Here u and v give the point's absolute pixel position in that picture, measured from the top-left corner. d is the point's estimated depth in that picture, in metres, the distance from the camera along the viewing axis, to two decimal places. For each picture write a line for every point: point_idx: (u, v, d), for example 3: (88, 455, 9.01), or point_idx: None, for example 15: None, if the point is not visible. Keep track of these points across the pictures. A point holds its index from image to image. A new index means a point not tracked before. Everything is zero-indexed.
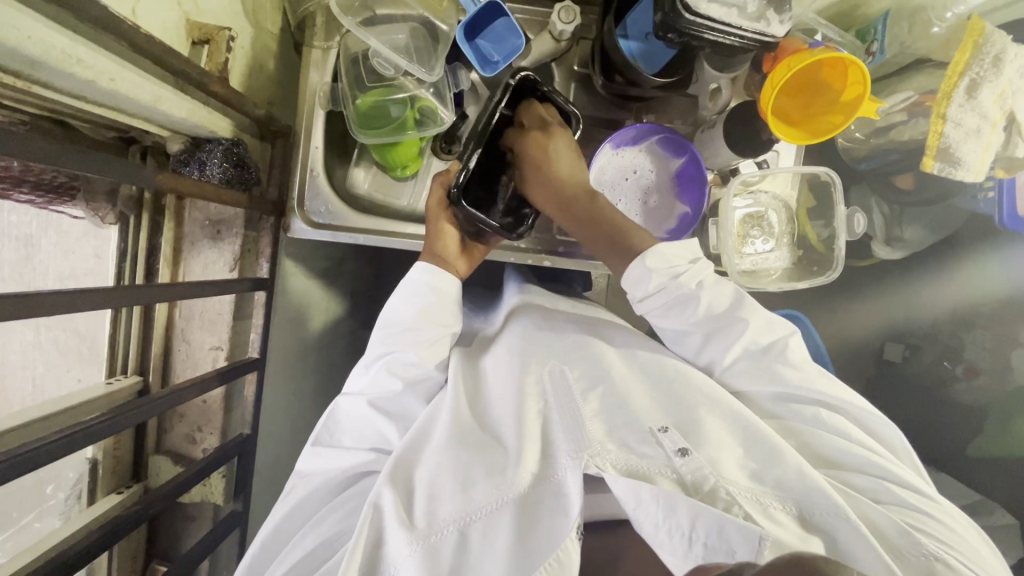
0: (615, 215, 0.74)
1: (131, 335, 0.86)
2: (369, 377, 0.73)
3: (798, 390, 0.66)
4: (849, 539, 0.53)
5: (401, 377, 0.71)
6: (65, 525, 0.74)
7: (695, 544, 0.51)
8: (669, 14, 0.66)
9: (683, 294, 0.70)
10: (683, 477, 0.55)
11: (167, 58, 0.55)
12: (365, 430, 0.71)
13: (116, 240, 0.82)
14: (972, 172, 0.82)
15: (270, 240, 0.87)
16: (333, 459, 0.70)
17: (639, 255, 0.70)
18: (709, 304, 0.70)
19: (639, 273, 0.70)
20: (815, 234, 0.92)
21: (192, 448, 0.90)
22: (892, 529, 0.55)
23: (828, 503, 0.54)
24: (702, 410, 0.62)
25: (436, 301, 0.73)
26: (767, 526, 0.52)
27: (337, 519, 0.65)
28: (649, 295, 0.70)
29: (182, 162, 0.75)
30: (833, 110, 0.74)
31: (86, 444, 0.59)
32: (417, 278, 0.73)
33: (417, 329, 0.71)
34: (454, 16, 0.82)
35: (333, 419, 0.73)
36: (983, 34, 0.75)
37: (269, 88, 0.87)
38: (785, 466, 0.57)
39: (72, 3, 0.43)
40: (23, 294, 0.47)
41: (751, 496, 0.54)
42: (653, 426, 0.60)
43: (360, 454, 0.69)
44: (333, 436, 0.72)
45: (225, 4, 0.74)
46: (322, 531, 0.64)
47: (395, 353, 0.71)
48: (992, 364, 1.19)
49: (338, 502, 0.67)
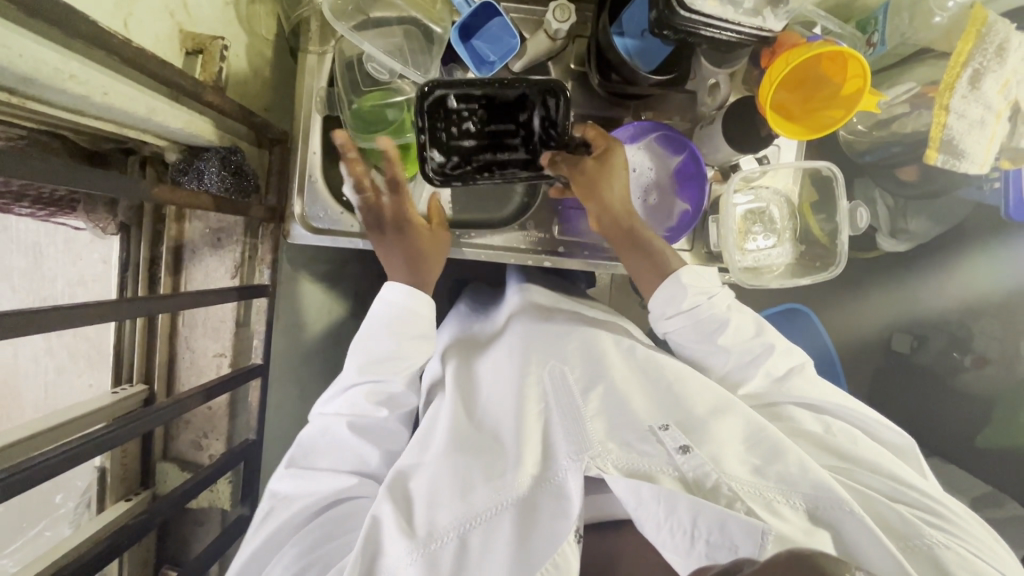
0: (651, 239, 0.76)
1: (135, 343, 0.87)
2: (345, 400, 0.71)
3: (821, 403, 0.70)
4: (854, 531, 0.53)
5: (383, 404, 0.71)
6: (77, 533, 0.75)
7: (697, 541, 0.50)
8: (663, 11, 0.65)
9: (714, 318, 0.73)
10: (685, 474, 0.55)
11: (161, 70, 0.54)
12: (342, 454, 0.69)
13: (118, 250, 0.83)
14: (976, 164, 0.80)
15: (269, 247, 0.87)
16: (311, 483, 0.67)
17: (673, 274, 0.73)
18: (737, 328, 0.73)
19: (672, 290, 0.73)
20: (817, 227, 0.91)
21: (199, 454, 0.92)
22: (895, 518, 0.56)
23: (832, 495, 0.54)
24: (707, 415, 0.62)
25: (418, 327, 0.74)
26: (771, 521, 0.51)
27: (318, 538, 0.63)
28: (677, 313, 0.73)
29: (179, 172, 0.76)
30: (836, 105, 0.72)
31: (94, 454, 0.60)
32: (396, 299, 0.73)
33: (399, 356, 0.72)
34: (448, 17, 0.81)
35: (305, 442, 0.70)
36: (986, 23, 0.73)
37: (266, 94, 0.88)
38: (787, 462, 0.57)
39: (64, 21, 0.43)
40: (32, 312, 0.47)
41: (754, 490, 0.54)
42: (653, 425, 0.61)
43: (340, 477, 0.67)
44: (307, 458, 0.69)
45: (219, 13, 0.74)
46: (304, 552, 0.61)
47: (382, 381, 0.71)
48: (1002, 351, 1.17)
49: (320, 521, 0.64)
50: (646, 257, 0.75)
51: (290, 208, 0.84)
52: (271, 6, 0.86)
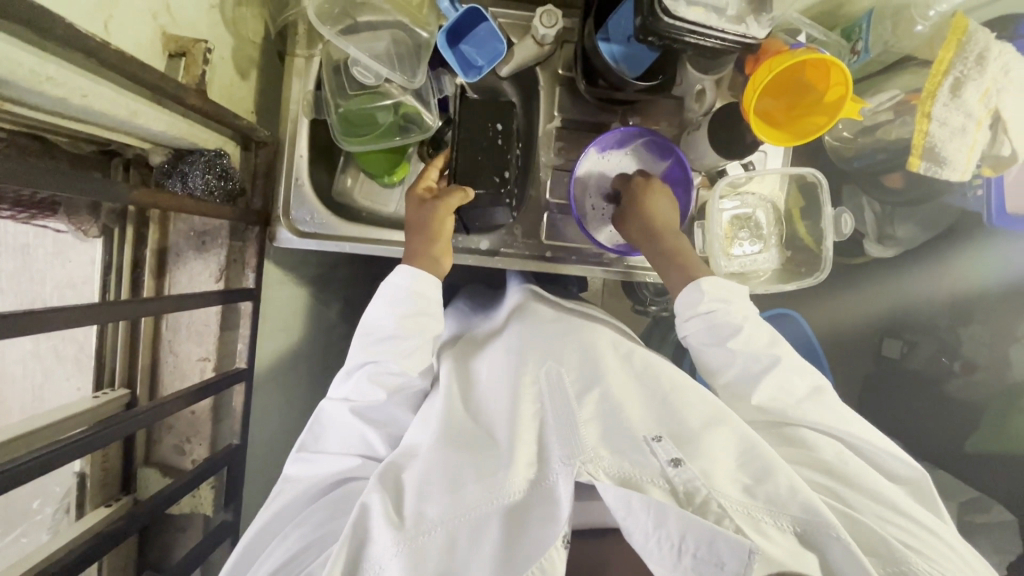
0: (682, 249, 0.77)
1: (117, 347, 0.86)
2: (351, 383, 0.72)
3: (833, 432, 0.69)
4: (840, 560, 0.54)
5: (384, 387, 0.70)
6: (53, 540, 0.74)
7: (684, 555, 0.51)
8: (649, 17, 0.65)
9: (727, 321, 0.73)
10: (676, 488, 0.55)
11: (140, 73, 0.54)
12: (347, 436, 0.70)
13: (100, 252, 0.82)
14: (957, 172, 0.81)
15: (255, 250, 0.85)
16: (319, 464, 0.70)
17: (693, 281, 0.74)
18: (749, 337, 0.72)
19: (692, 295, 0.73)
20: (804, 232, 0.91)
21: (181, 458, 0.90)
22: (884, 546, 0.57)
23: (825, 520, 0.54)
24: (702, 427, 0.62)
25: (418, 308, 0.71)
26: (757, 540, 0.52)
27: (319, 522, 0.64)
28: (694, 317, 0.74)
29: (165, 174, 0.75)
30: (820, 111, 0.72)
31: (68, 460, 0.59)
32: (399, 282, 0.72)
33: (396, 338, 0.70)
34: (434, 22, 0.82)
35: (318, 424, 0.73)
36: (966, 33, 0.74)
37: (253, 97, 0.87)
38: (777, 481, 0.57)
39: (37, 22, 0.42)
40: (8, 317, 0.47)
41: (742, 510, 0.54)
42: (647, 436, 0.60)
43: (346, 460, 0.69)
44: (318, 440, 0.72)
45: (204, 16, 0.73)
46: (304, 533, 0.63)
47: (381, 362, 0.70)
48: (990, 358, 1.18)
49: (319, 505, 0.66)
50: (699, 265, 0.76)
51: (275, 210, 0.85)
52: (258, 9, 0.86)
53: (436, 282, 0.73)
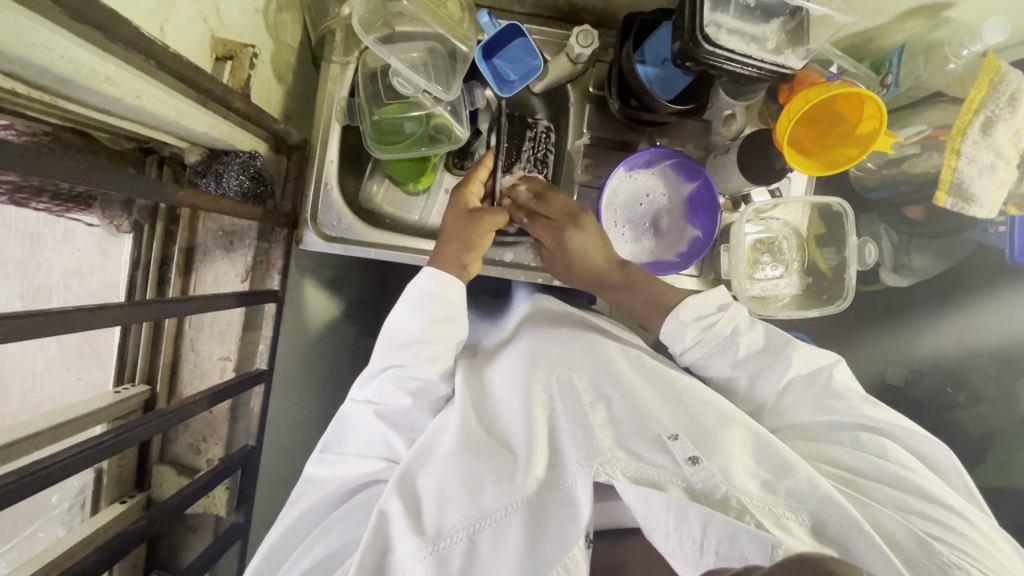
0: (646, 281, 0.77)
1: (139, 342, 0.86)
2: (374, 387, 0.71)
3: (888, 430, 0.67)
4: (864, 552, 0.53)
5: (409, 392, 0.70)
6: (68, 535, 0.73)
7: (706, 551, 0.52)
8: (688, 43, 0.66)
9: (721, 341, 0.73)
10: (694, 485, 0.55)
11: (196, 77, 0.55)
12: (372, 439, 0.70)
13: (130, 248, 0.83)
14: (984, 209, 0.83)
15: (282, 252, 0.86)
16: (344, 468, 0.70)
17: (670, 310, 0.73)
18: (748, 344, 0.73)
19: (673, 329, 0.73)
20: (824, 261, 0.92)
21: (196, 458, 0.90)
22: (906, 538, 0.56)
23: (840, 515, 0.54)
24: (718, 427, 0.62)
25: (444, 312, 0.71)
26: (780, 535, 0.52)
27: (346, 528, 0.64)
28: (688, 348, 0.73)
29: (199, 173, 0.76)
30: (851, 142, 0.73)
31: (98, 459, 0.58)
32: (425, 285, 0.71)
33: (423, 343, 0.70)
34: (473, 36, 0.83)
35: (341, 427, 0.73)
36: (999, 72, 0.76)
37: (287, 101, 0.88)
38: (797, 476, 0.57)
39: (109, 26, 0.43)
40: (67, 311, 0.48)
41: (764, 505, 0.55)
42: (662, 433, 0.61)
43: (370, 462, 0.69)
44: (340, 444, 0.72)
45: (248, 20, 0.75)
46: (329, 542, 0.64)
47: (405, 367, 0.70)
48: (995, 392, 1.20)
49: (346, 509, 0.66)
50: (650, 301, 0.76)
51: (303, 214, 0.84)
52: (298, 15, 0.87)
53: (463, 287, 0.73)
